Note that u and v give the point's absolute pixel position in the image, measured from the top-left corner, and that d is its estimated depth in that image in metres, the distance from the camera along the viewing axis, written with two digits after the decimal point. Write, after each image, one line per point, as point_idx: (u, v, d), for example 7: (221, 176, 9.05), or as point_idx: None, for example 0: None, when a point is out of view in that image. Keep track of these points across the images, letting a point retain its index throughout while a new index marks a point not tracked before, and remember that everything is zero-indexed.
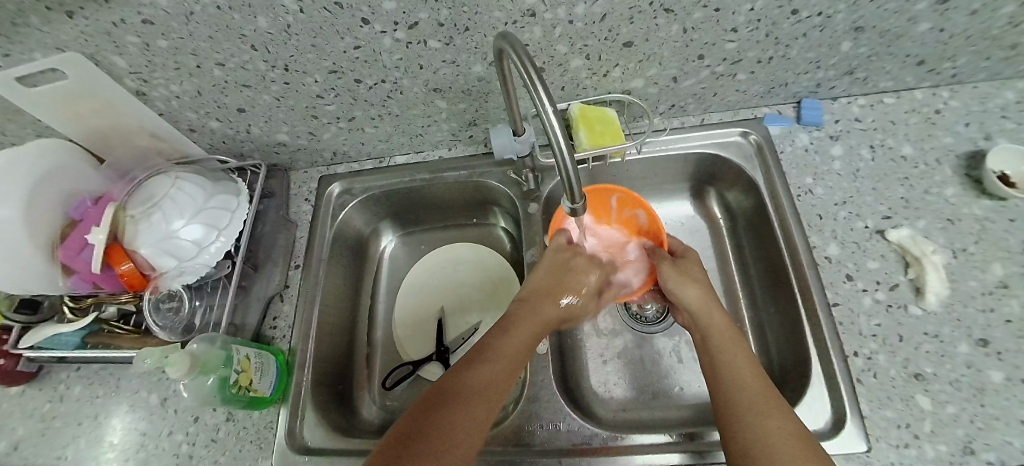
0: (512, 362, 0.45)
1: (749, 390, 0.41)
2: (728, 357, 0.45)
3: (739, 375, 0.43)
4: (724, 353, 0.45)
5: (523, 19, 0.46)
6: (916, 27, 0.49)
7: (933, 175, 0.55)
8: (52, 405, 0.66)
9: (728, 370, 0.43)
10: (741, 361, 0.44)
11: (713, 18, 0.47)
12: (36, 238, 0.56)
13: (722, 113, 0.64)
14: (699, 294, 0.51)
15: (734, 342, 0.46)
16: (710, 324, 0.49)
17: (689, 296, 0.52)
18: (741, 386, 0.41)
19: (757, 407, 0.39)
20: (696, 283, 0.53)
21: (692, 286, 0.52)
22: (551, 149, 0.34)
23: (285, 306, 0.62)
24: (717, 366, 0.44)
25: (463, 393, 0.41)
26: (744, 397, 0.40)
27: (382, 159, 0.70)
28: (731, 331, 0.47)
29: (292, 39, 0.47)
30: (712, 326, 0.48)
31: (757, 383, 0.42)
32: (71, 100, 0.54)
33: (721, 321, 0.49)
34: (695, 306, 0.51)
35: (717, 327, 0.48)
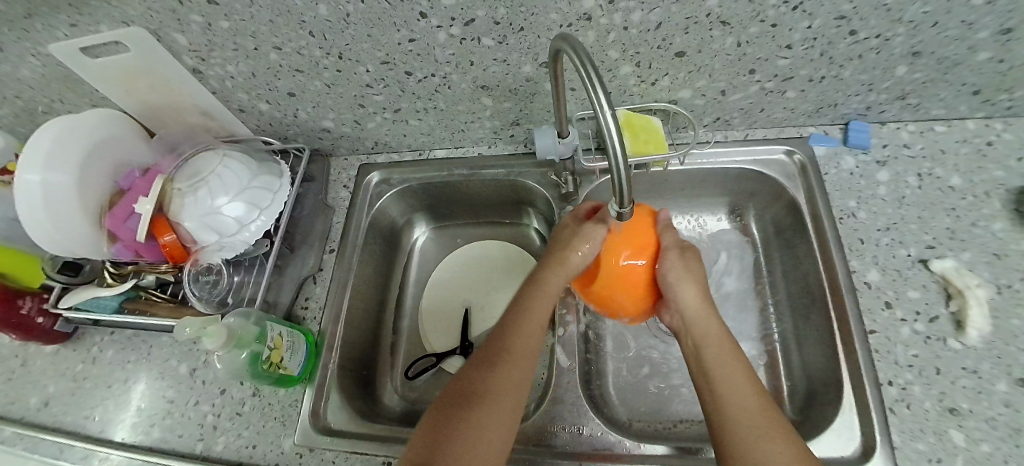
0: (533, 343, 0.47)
1: (749, 409, 0.40)
2: (726, 371, 0.43)
3: (741, 393, 0.41)
4: (720, 366, 0.44)
5: (579, 23, 0.46)
6: (975, 56, 0.48)
7: (980, 207, 0.53)
8: (84, 366, 0.68)
9: (726, 386, 0.42)
10: (738, 376, 0.43)
11: (769, 33, 0.47)
12: (85, 204, 0.57)
13: (767, 130, 0.63)
14: (697, 295, 0.48)
15: (728, 353, 0.45)
16: (703, 331, 0.47)
17: (685, 295, 0.48)
18: (742, 406, 0.40)
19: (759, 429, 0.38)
20: (694, 279, 0.49)
21: (690, 284, 0.48)
22: (605, 153, 0.34)
23: (317, 288, 0.64)
24: (715, 380, 0.43)
25: (499, 381, 0.43)
26: (747, 419, 0.39)
27: (422, 152, 0.71)
28: (724, 338, 0.46)
29: (349, 28, 0.48)
30: (707, 334, 0.46)
31: (756, 399, 0.41)
32: (130, 73, 0.56)
33: (713, 328, 0.47)
34: (690, 310, 0.48)
35: (712, 336, 0.46)
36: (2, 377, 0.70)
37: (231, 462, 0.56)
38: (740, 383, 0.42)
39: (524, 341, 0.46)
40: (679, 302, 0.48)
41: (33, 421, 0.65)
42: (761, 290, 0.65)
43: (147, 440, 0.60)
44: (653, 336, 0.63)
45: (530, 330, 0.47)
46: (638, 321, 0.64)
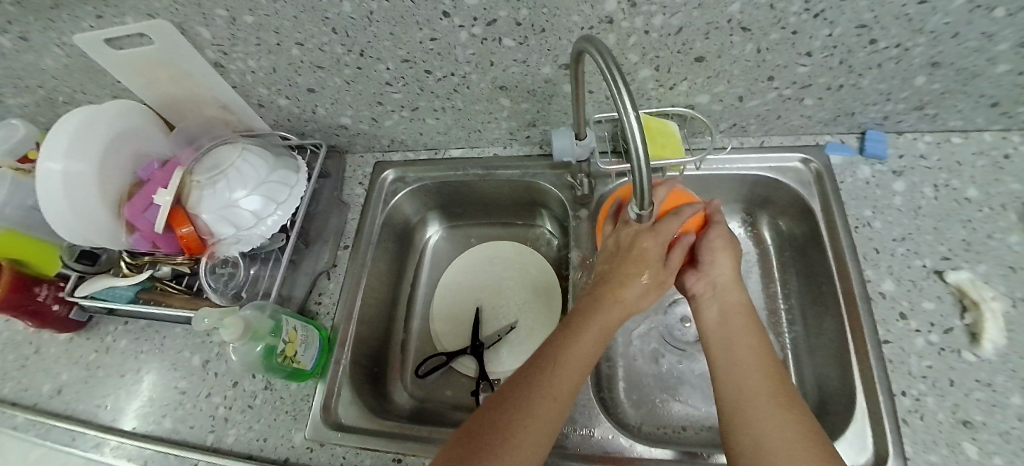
0: (581, 364, 0.43)
1: (759, 376, 0.42)
2: (745, 340, 0.45)
3: (755, 359, 0.43)
4: (740, 336, 0.46)
5: (600, 26, 0.47)
6: (995, 68, 0.48)
7: (996, 219, 0.53)
8: (97, 355, 0.69)
9: (741, 351, 0.44)
10: (754, 346, 0.45)
11: (789, 40, 0.47)
12: (104, 193, 0.58)
13: (783, 137, 0.63)
14: (732, 268, 0.51)
15: (750, 325, 0.47)
16: (730, 301, 0.49)
17: (721, 266, 0.51)
18: (754, 371, 0.42)
19: (768, 394, 0.40)
20: (733, 256, 0.52)
21: (726, 257, 0.52)
22: (628, 155, 0.34)
23: (331, 283, 0.64)
24: (733, 345, 0.45)
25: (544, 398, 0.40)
26: (759, 382, 0.41)
27: (437, 151, 0.71)
28: (746, 313, 0.48)
29: (372, 26, 0.49)
30: (733, 303, 0.49)
31: (769, 368, 0.43)
32: (153, 65, 0.57)
33: (739, 301, 0.49)
34: (721, 279, 0.51)
35: (738, 307, 0.49)
36: (16, 363, 0.71)
37: (241, 455, 0.56)
38: (756, 353, 0.44)
39: (584, 347, 0.44)
40: (716, 273, 0.52)
41: (45, 408, 0.66)
42: (772, 297, 0.65)
43: (158, 429, 0.60)
44: (664, 340, 0.63)
45: (590, 335, 0.45)
46: (649, 324, 0.64)
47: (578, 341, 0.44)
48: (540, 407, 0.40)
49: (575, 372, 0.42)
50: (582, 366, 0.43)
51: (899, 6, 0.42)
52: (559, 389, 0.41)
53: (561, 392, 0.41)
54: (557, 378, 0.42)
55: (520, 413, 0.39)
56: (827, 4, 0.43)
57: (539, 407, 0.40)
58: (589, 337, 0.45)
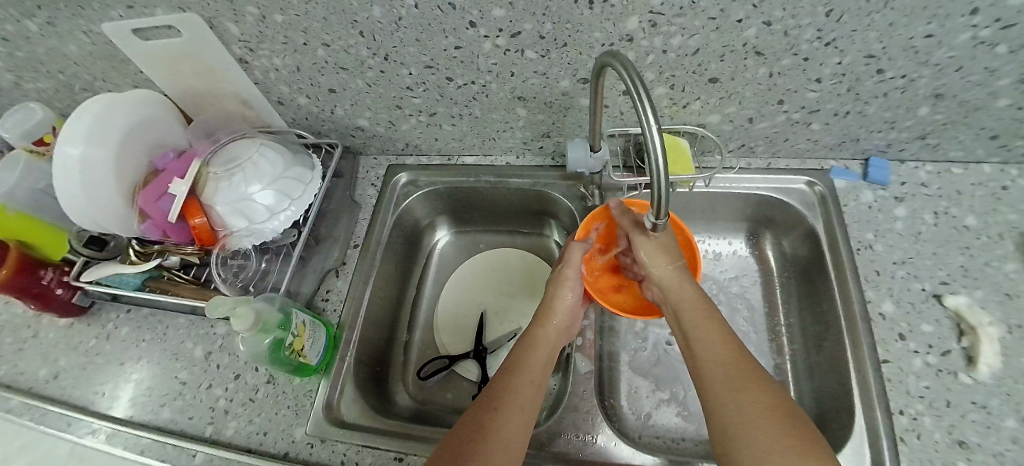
0: (531, 394, 0.46)
1: (727, 369, 0.41)
2: (705, 334, 0.44)
3: (720, 357, 0.42)
4: (699, 331, 0.44)
5: (620, 43, 0.48)
6: (995, 102, 0.50)
7: (994, 248, 0.55)
8: (97, 342, 0.68)
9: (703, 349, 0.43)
10: (715, 336, 0.43)
11: (800, 66, 0.49)
12: (120, 181, 0.58)
13: (789, 159, 0.65)
14: (669, 266, 0.48)
15: (707, 316, 0.45)
16: (680, 298, 0.47)
17: (657, 270, 0.48)
18: (718, 367, 0.41)
19: (736, 388, 0.39)
20: (671, 245, 0.49)
21: (662, 256, 0.48)
22: (648, 168, 0.35)
23: (339, 281, 0.65)
24: (697, 345, 0.44)
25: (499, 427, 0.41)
26: (724, 377, 0.40)
27: (450, 156, 0.73)
28: (702, 303, 0.46)
29: (399, 31, 0.50)
30: (684, 301, 0.47)
31: (735, 358, 0.41)
32: (179, 58, 0.58)
33: (691, 292, 0.47)
34: (665, 280, 0.48)
35: (689, 301, 0.46)
36: (13, 347, 0.70)
37: (240, 448, 0.56)
38: (719, 345, 0.43)
39: (529, 366, 0.48)
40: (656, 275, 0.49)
41: (41, 393, 0.65)
42: (774, 315, 0.66)
43: (156, 419, 0.60)
44: (666, 352, 0.64)
45: (532, 355, 0.50)
46: (651, 338, 0.65)
47: (524, 363, 0.48)
48: (490, 421, 0.42)
49: (522, 387, 0.46)
50: (530, 378, 0.47)
51: (906, 38, 0.45)
52: (508, 397, 0.44)
53: (513, 405, 0.44)
54: (505, 393, 0.45)
55: (471, 427, 0.42)
56: (839, 34, 0.45)
57: (489, 416, 0.42)
58: (531, 356, 0.49)
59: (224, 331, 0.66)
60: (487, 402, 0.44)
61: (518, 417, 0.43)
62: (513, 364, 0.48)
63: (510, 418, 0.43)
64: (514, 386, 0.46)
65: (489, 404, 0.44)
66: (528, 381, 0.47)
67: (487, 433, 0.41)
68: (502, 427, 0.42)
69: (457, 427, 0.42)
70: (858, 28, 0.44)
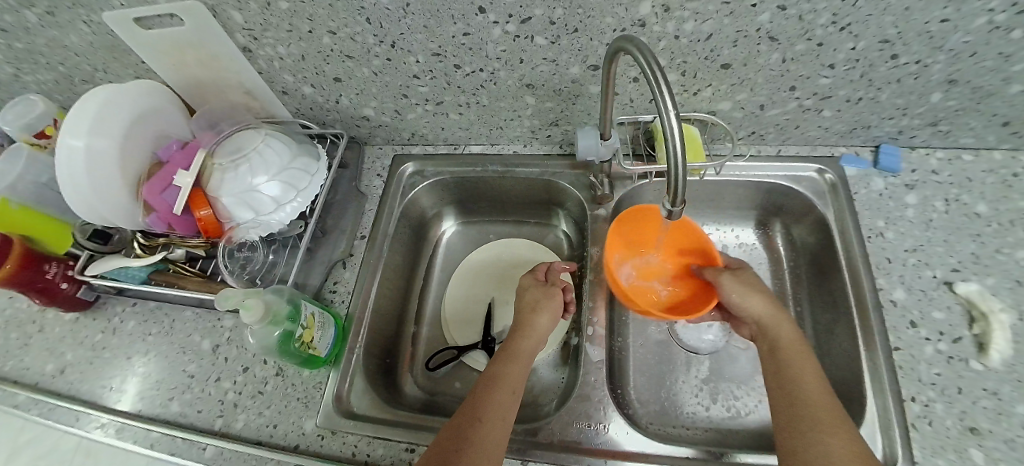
0: (508, 401, 0.47)
1: (817, 406, 0.42)
2: (798, 369, 0.46)
3: (810, 386, 0.44)
4: (792, 366, 0.46)
5: (632, 29, 0.48)
6: (1009, 88, 0.50)
7: (1005, 235, 0.55)
8: (103, 336, 0.68)
9: (794, 383, 0.45)
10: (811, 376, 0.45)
11: (814, 51, 0.48)
12: (125, 173, 0.58)
13: (799, 146, 0.64)
14: (767, 306, 0.51)
15: (804, 356, 0.47)
16: (778, 335, 0.49)
17: (755, 307, 0.52)
18: (809, 401, 0.43)
19: (821, 425, 0.41)
20: (769, 293, 0.53)
21: (757, 296, 0.52)
22: (665, 152, 0.34)
23: (346, 273, 0.65)
24: (786, 377, 0.46)
25: (484, 436, 0.43)
26: (811, 409, 0.42)
27: (456, 146, 0.72)
28: (800, 345, 0.48)
29: (406, 18, 0.49)
30: (783, 336, 0.49)
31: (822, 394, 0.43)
32: (181, 46, 0.57)
33: (790, 333, 0.49)
34: (764, 314, 0.51)
35: (788, 341, 0.48)
36: (18, 341, 0.70)
37: (251, 441, 0.55)
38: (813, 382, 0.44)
39: (509, 375, 0.49)
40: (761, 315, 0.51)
41: (47, 388, 0.65)
42: (783, 303, 0.66)
43: (165, 413, 0.60)
44: (675, 343, 0.63)
45: (513, 365, 0.51)
46: (662, 327, 0.65)
47: (504, 371, 0.50)
48: (477, 430, 0.43)
49: (503, 396, 0.47)
50: (508, 387, 0.48)
51: (922, 23, 0.44)
52: (492, 409, 0.45)
53: (494, 416, 0.45)
54: (483, 399, 0.46)
55: (466, 432, 0.43)
56: (854, 18, 0.44)
57: (475, 424, 0.44)
58: (511, 365, 0.51)
59: (232, 323, 0.65)
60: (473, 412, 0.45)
61: (500, 426, 0.45)
62: (496, 375, 0.49)
63: (490, 428, 0.44)
64: (493, 395, 0.47)
65: (473, 415, 0.45)
66: (510, 390, 0.48)
67: (471, 441, 0.42)
68: (486, 436, 0.43)
69: (444, 432, 0.44)
70: (873, 12, 0.43)
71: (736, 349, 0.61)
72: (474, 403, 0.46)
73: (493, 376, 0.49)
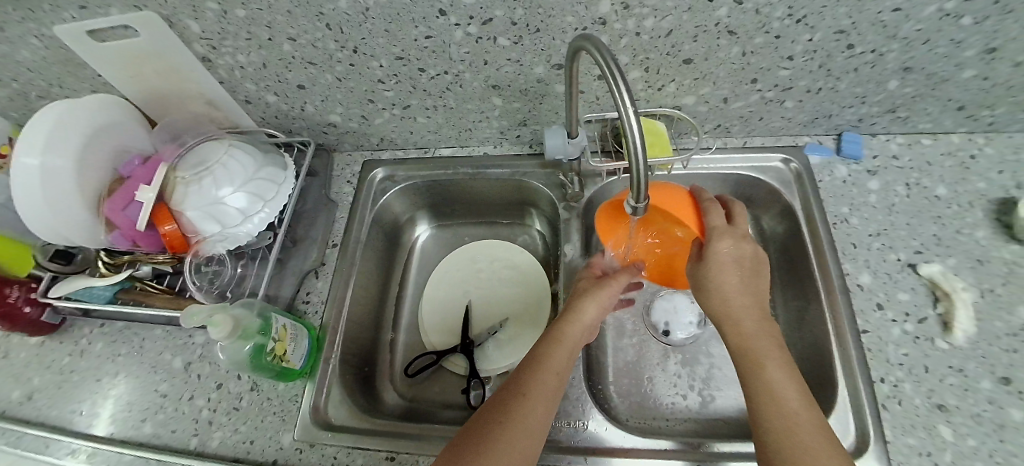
0: (552, 386, 0.45)
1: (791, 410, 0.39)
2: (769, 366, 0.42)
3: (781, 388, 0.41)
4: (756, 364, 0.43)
5: (592, 27, 0.48)
6: (961, 73, 0.51)
7: (964, 216, 0.56)
8: (71, 359, 0.66)
9: (763, 386, 0.41)
10: (780, 375, 0.42)
11: (772, 44, 0.49)
12: (83, 191, 0.56)
13: (764, 137, 0.65)
14: (723, 295, 0.47)
15: (771, 350, 0.43)
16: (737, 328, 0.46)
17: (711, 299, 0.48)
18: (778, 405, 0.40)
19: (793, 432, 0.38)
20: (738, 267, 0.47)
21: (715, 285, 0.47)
22: (625, 150, 0.34)
23: (319, 282, 0.64)
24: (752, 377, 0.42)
25: (523, 419, 0.42)
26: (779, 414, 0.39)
27: (427, 149, 0.72)
28: (767, 337, 0.44)
29: (367, 22, 0.49)
30: (746, 329, 0.45)
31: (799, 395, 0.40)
32: (137, 59, 0.56)
33: (753, 325, 0.45)
34: (723, 301, 0.47)
35: (748, 333, 0.45)
36: None
37: (227, 458, 0.54)
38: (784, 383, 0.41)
39: (556, 356, 0.47)
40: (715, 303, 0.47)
41: (13, 415, 0.63)
42: None
43: (137, 435, 0.58)
44: (652, 336, 0.64)
45: (562, 345, 0.48)
46: (640, 321, 0.65)
47: (547, 356, 0.47)
48: (521, 406, 0.43)
49: (549, 378, 0.45)
50: (553, 370, 0.46)
51: (875, 12, 0.45)
52: (536, 392, 0.44)
53: (539, 399, 0.44)
54: (529, 381, 0.45)
55: (501, 409, 0.43)
56: (809, 10, 0.45)
57: (518, 404, 0.43)
58: (560, 346, 0.48)
59: (204, 339, 0.64)
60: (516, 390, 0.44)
61: (543, 406, 0.44)
62: (540, 354, 0.47)
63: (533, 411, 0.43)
64: (540, 376, 0.45)
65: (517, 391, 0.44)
66: (554, 374, 0.46)
67: (511, 421, 0.42)
68: (526, 415, 0.42)
69: (480, 413, 0.43)
70: (827, 4, 0.44)
71: (710, 339, 0.62)
72: (517, 383, 0.45)
73: (538, 355, 0.48)
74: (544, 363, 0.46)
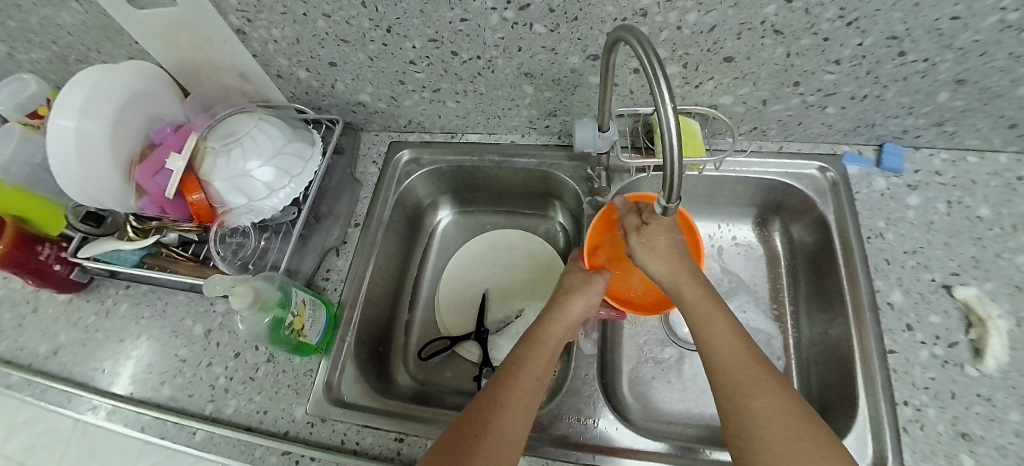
0: (530, 393, 0.45)
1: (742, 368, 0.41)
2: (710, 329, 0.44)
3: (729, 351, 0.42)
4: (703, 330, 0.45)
5: (633, 18, 0.46)
6: (1018, 90, 0.48)
7: (1006, 240, 0.54)
8: (96, 318, 0.68)
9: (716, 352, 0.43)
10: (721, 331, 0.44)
11: (819, 46, 0.47)
12: (116, 156, 0.57)
13: (801, 143, 0.63)
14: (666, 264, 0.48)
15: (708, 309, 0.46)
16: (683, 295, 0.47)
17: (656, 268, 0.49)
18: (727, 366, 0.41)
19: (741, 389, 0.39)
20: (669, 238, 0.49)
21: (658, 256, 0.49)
22: (660, 146, 0.33)
23: (339, 260, 0.65)
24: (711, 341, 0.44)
25: (501, 428, 0.41)
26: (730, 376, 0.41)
27: (453, 134, 0.71)
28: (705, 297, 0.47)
29: (402, 2, 0.48)
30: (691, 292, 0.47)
31: (762, 374, 0.40)
32: (174, 27, 0.56)
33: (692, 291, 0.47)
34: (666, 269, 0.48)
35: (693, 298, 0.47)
36: (12, 322, 0.70)
37: (240, 426, 0.55)
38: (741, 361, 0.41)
39: (532, 361, 0.47)
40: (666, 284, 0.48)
41: (41, 368, 0.65)
42: (779, 300, 0.66)
43: (156, 397, 0.60)
44: (668, 339, 0.63)
45: (538, 350, 0.48)
46: (656, 322, 0.64)
47: (527, 359, 0.47)
48: (496, 415, 0.42)
49: (527, 385, 0.45)
50: (530, 375, 0.46)
51: (932, 19, 0.42)
52: (511, 399, 0.43)
53: (516, 405, 0.43)
54: (505, 387, 0.44)
55: (475, 420, 0.42)
56: (862, 13, 0.43)
57: (492, 413, 0.42)
58: (536, 351, 0.48)
59: (224, 309, 0.65)
60: (490, 399, 0.43)
61: (521, 413, 0.43)
62: (517, 361, 0.47)
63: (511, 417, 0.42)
64: (518, 383, 0.45)
65: (493, 401, 0.43)
66: (533, 378, 0.46)
67: (489, 430, 0.41)
68: (502, 425, 0.41)
69: (455, 424, 0.42)
70: (882, 8, 0.42)
71: None
72: (493, 390, 0.44)
73: (515, 362, 0.47)
74: (519, 370, 0.46)
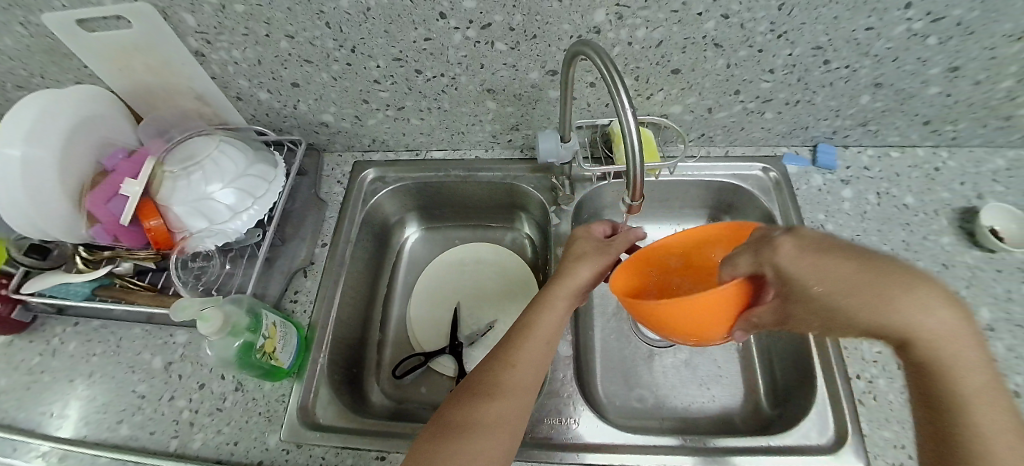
0: (527, 380, 0.45)
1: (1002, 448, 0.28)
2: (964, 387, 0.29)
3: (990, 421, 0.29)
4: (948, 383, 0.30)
5: (587, 36, 0.50)
6: (927, 90, 0.55)
7: (930, 224, 0.60)
8: (41, 359, 0.63)
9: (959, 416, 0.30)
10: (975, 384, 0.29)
11: (755, 57, 0.52)
12: (65, 184, 0.55)
13: (745, 147, 0.69)
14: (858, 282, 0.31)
15: (956, 350, 0.29)
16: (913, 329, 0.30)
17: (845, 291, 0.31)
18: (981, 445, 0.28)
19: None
20: (830, 253, 0.33)
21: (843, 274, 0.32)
22: (624, 150, 0.36)
23: (307, 281, 0.64)
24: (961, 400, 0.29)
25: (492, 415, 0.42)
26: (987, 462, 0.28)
27: (419, 151, 0.72)
28: (957, 333, 0.30)
29: (367, 22, 0.49)
30: (931, 328, 0.30)
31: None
32: (127, 51, 0.55)
33: (934, 321, 0.30)
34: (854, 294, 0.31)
35: (934, 336, 0.29)
36: None
37: (209, 460, 0.53)
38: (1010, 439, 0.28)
39: (529, 345, 0.46)
40: (851, 318, 0.31)
41: None
42: None
43: (113, 437, 0.56)
44: (639, 337, 0.65)
45: (536, 333, 0.47)
46: (627, 322, 0.67)
47: (525, 342, 0.47)
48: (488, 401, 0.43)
49: (522, 369, 0.45)
50: (526, 360, 0.46)
51: (851, 30, 0.48)
52: (504, 387, 0.44)
53: (511, 392, 0.43)
54: (498, 374, 0.45)
55: (466, 407, 0.42)
56: (790, 26, 0.48)
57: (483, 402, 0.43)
58: (535, 333, 0.47)
59: (186, 339, 0.62)
60: (482, 388, 0.44)
61: (515, 399, 0.43)
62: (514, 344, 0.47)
63: (502, 407, 0.43)
64: (512, 370, 0.45)
65: (486, 388, 0.44)
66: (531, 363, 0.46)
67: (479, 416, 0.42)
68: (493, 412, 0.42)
69: (445, 412, 0.43)
70: (806, 21, 0.47)
71: (691, 344, 0.64)
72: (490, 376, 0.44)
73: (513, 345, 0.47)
74: (516, 356, 0.46)
